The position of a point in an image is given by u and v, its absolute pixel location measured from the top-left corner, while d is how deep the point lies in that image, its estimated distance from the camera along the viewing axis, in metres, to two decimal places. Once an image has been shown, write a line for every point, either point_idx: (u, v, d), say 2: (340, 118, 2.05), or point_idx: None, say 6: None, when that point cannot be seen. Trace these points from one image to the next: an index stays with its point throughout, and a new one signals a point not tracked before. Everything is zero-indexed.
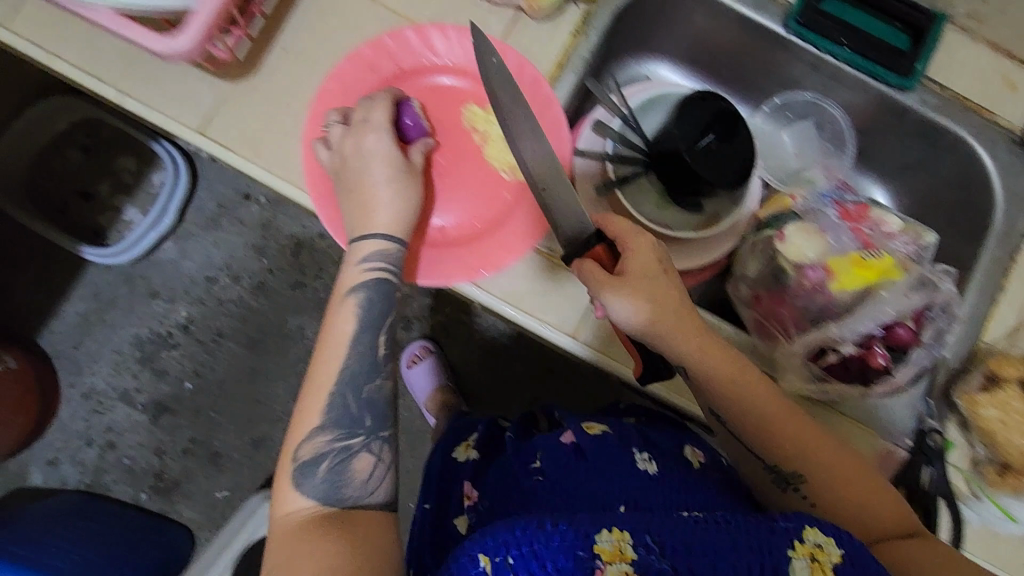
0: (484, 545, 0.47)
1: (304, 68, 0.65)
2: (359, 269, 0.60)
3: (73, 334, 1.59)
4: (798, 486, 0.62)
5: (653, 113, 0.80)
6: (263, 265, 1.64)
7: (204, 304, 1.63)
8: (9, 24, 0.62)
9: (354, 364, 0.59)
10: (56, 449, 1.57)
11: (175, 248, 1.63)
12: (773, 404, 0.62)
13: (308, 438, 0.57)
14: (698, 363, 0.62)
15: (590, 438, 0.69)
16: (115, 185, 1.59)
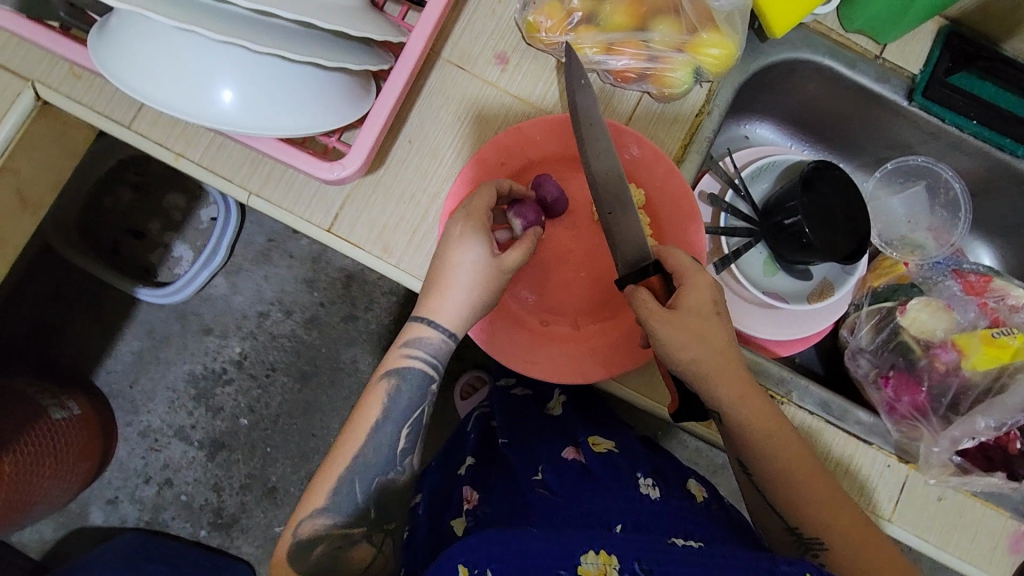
0: (466, 555, 0.51)
1: (427, 158, 0.64)
2: (402, 356, 0.60)
3: (128, 373, 1.47)
4: (815, 552, 0.59)
5: (765, 181, 0.78)
6: (314, 298, 1.48)
7: (256, 339, 1.48)
8: (160, 138, 0.62)
9: (375, 455, 0.59)
10: (115, 487, 1.46)
11: (225, 282, 1.48)
12: (810, 468, 0.59)
13: (309, 516, 0.59)
14: (739, 417, 0.59)
15: (597, 459, 0.74)
16: (166, 224, 1.41)
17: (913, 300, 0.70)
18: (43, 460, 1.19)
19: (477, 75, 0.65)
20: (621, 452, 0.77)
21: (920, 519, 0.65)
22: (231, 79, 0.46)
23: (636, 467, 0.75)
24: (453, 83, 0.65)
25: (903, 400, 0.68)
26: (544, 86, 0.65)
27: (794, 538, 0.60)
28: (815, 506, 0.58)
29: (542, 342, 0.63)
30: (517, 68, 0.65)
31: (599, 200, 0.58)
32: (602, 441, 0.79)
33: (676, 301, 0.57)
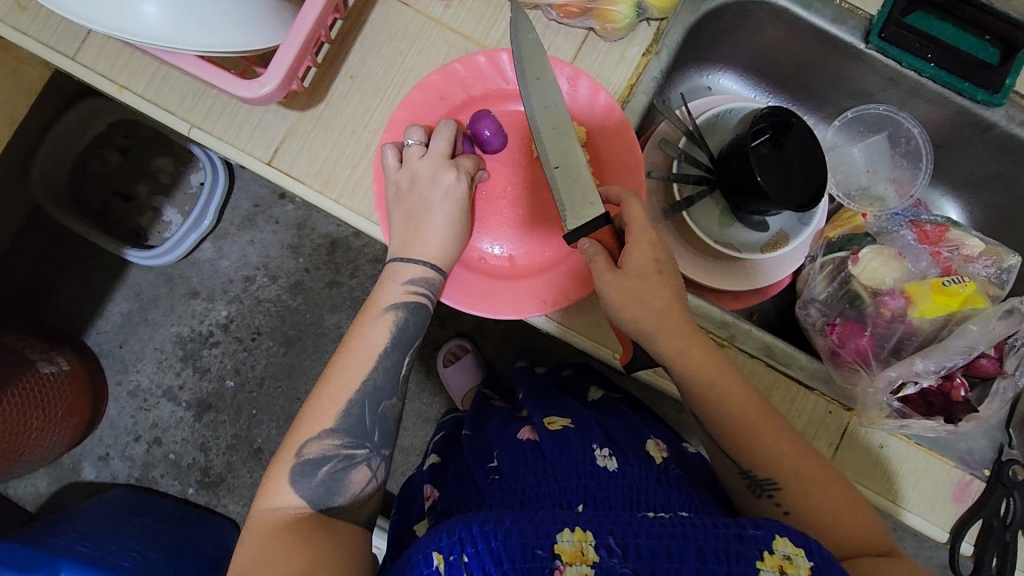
0: (442, 542, 0.49)
1: (368, 95, 0.64)
2: (402, 290, 0.58)
3: (118, 333, 1.49)
4: (771, 493, 0.56)
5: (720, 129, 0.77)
6: (299, 263, 1.50)
7: (242, 303, 1.50)
8: (105, 70, 0.63)
9: (359, 405, 0.55)
10: (106, 444, 1.48)
11: (211, 247, 1.50)
12: (750, 408, 0.58)
13: (315, 438, 0.54)
14: (682, 365, 0.58)
15: (549, 435, 0.71)
16: (154, 187, 1.40)
17: (866, 250, 0.69)
18: (31, 411, 1.20)
19: (420, 11, 0.64)
20: (576, 426, 0.74)
21: (872, 471, 0.65)
22: None
23: (591, 438, 0.71)
24: (395, 19, 0.64)
25: (846, 348, 0.68)
26: (488, 22, 0.65)
27: (748, 481, 0.57)
28: (768, 451, 0.56)
29: (493, 281, 0.64)
30: (462, 4, 0.65)
31: (557, 153, 0.57)
32: (559, 419, 0.76)
33: (622, 262, 0.58)
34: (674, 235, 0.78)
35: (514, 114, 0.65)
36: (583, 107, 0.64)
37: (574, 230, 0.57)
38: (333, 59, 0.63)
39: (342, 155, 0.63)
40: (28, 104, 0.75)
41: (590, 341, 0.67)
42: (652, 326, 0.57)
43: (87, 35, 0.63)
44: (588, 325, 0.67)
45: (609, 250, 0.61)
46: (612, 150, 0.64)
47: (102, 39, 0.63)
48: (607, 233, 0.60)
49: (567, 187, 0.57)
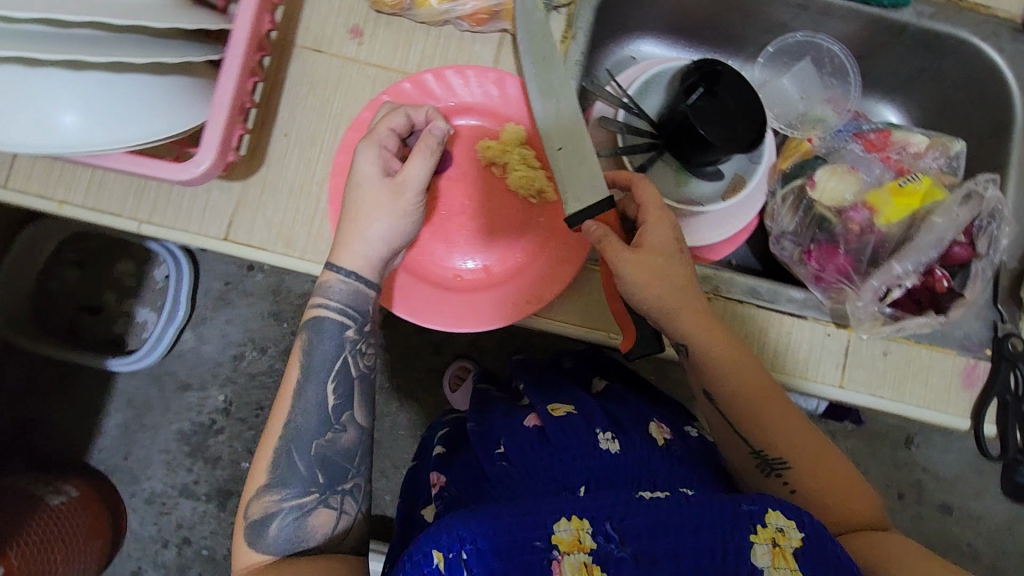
0: (440, 540, 0.45)
1: (305, 148, 0.64)
2: (317, 311, 0.56)
3: (120, 445, 1.46)
4: (780, 472, 0.59)
5: (654, 95, 0.79)
6: (283, 328, 1.48)
7: (237, 383, 1.48)
8: (41, 188, 0.62)
9: (310, 410, 0.54)
10: (135, 559, 1.45)
11: (192, 335, 1.48)
12: (768, 393, 0.60)
13: (257, 495, 0.53)
14: (704, 345, 0.60)
15: (553, 421, 0.70)
16: (121, 291, 1.38)
17: (820, 172, 0.70)
18: (51, 545, 1.17)
19: (336, 54, 0.65)
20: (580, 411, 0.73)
21: (873, 378, 0.66)
22: (72, 104, 0.47)
23: (596, 421, 0.71)
24: (312, 66, 0.65)
25: (825, 269, 0.69)
26: (403, 49, 0.65)
27: (758, 461, 0.60)
28: (783, 435, 0.59)
29: (477, 295, 0.64)
30: (373, 38, 0.65)
31: (559, 136, 0.59)
32: (562, 405, 0.74)
33: (639, 239, 0.59)
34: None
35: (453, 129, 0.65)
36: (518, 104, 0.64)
37: (579, 213, 0.57)
38: (263, 122, 0.64)
39: (298, 212, 0.63)
40: None
41: (600, 327, 0.66)
42: (684, 311, 0.58)
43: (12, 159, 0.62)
44: (583, 313, 0.66)
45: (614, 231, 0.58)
46: None
47: (27, 159, 0.62)
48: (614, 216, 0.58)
49: (570, 172, 0.58)
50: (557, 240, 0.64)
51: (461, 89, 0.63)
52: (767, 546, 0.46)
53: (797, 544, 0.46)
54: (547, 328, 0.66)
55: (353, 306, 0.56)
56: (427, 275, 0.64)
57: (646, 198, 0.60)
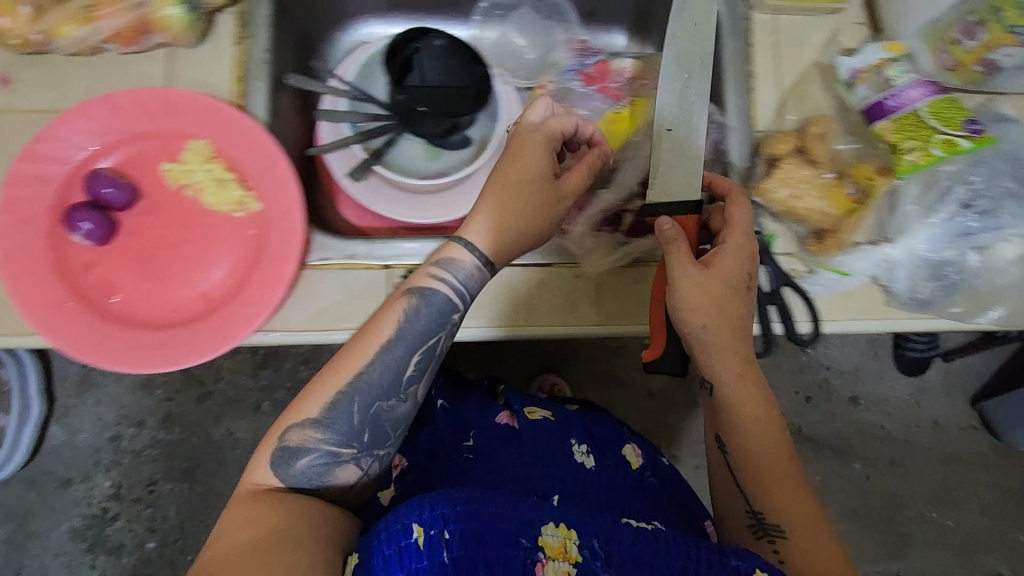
0: (420, 515, 0.51)
1: None
2: (432, 272, 0.58)
3: (8, 563, 1.35)
4: (773, 538, 0.61)
5: (379, 77, 0.77)
6: (158, 396, 1.40)
7: (122, 465, 1.39)
8: None
9: (382, 373, 0.57)
10: None
11: (59, 428, 1.38)
12: (783, 467, 0.62)
13: (299, 425, 0.57)
14: (741, 389, 0.61)
15: (529, 423, 0.76)
16: None
17: None
18: None
19: None
20: (556, 418, 0.79)
21: (632, 310, 0.64)
22: None
23: (572, 432, 0.78)
24: None
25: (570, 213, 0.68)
26: (60, 87, 0.61)
27: (755, 523, 0.62)
28: (791, 507, 0.61)
29: (197, 325, 0.59)
30: (25, 83, 0.60)
31: (671, 118, 0.63)
32: (539, 409, 0.80)
33: (708, 258, 0.58)
34: (369, 192, 0.74)
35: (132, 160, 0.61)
36: (190, 118, 0.60)
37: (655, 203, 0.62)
38: None
39: None
40: None
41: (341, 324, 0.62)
42: (723, 350, 0.59)
43: None
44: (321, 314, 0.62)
45: (688, 236, 0.61)
46: (242, 142, 0.61)
47: None
48: (694, 220, 0.61)
49: (671, 153, 0.62)
50: (272, 257, 0.60)
51: (124, 116, 0.59)
52: None
53: None
54: (288, 341, 0.62)
55: (434, 299, 0.57)
56: (133, 321, 0.58)
57: (735, 217, 0.58)
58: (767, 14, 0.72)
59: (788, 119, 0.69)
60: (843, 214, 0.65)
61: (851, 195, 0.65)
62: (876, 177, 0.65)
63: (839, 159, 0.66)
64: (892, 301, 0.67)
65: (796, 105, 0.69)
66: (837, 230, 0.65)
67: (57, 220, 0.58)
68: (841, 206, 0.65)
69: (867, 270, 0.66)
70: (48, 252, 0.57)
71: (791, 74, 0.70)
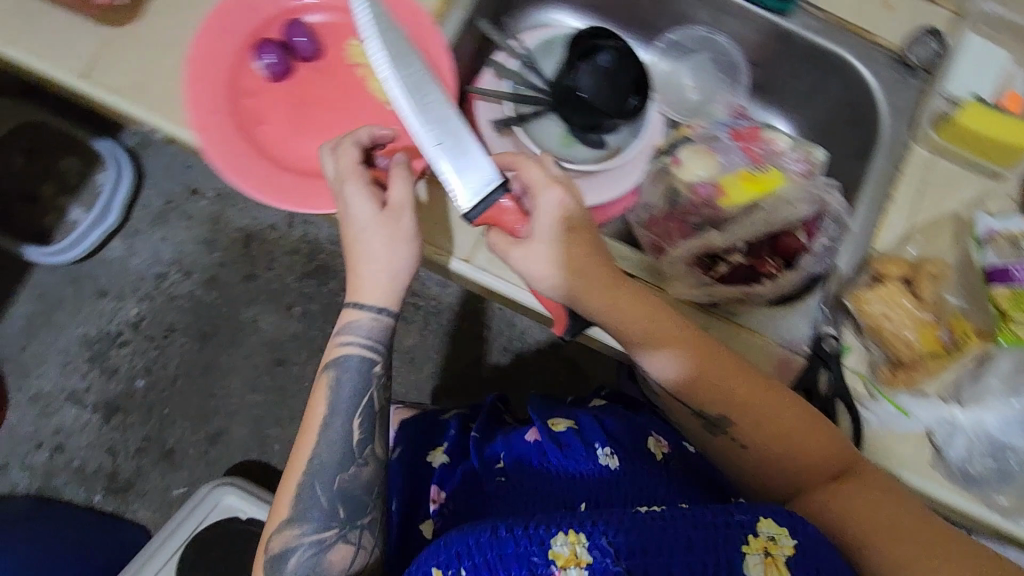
0: (441, 558, 0.57)
1: (180, 8, 0.66)
2: (342, 346, 0.72)
3: (21, 336, 1.58)
4: (726, 428, 0.67)
5: (553, 57, 0.82)
6: (214, 258, 1.64)
7: (154, 301, 1.62)
8: None
9: (332, 446, 0.70)
10: (3, 454, 1.54)
11: (122, 245, 1.63)
12: (733, 376, 0.64)
13: (280, 531, 0.69)
14: (656, 355, 0.65)
15: (550, 436, 0.80)
16: (61, 187, 1.62)
17: (682, 151, 0.74)
18: None
19: None
20: (579, 427, 0.82)
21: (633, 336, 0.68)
22: None
23: (593, 438, 0.80)
24: None
25: (666, 239, 0.71)
26: None
27: (704, 421, 0.67)
28: (746, 410, 0.65)
29: (312, 179, 0.64)
30: None
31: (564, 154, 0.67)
32: (562, 420, 0.84)
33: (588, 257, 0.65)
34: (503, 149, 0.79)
35: (327, 29, 0.68)
36: (391, 15, 0.67)
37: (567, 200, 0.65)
38: None
39: (155, 65, 0.64)
40: None
41: (430, 240, 0.67)
42: (600, 292, 0.63)
43: None
44: None
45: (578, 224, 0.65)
46: (423, 53, 0.67)
47: None
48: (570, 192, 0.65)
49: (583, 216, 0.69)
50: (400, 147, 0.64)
51: None
52: (759, 555, 0.53)
53: (788, 551, 0.54)
54: None
55: (364, 362, 0.72)
56: (264, 152, 0.64)
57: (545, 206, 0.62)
58: (927, 151, 0.73)
59: (909, 251, 0.69)
60: (926, 354, 0.64)
61: (941, 338, 0.64)
62: (973, 336, 0.64)
63: (942, 306, 0.65)
64: (938, 465, 0.64)
65: (922, 241, 0.69)
66: (912, 368, 0.64)
67: (248, 46, 0.66)
68: (927, 345, 0.64)
69: (927, 420, 0.65)
70: (227, 65, 0.64)
71: (927, 213, 0.71)
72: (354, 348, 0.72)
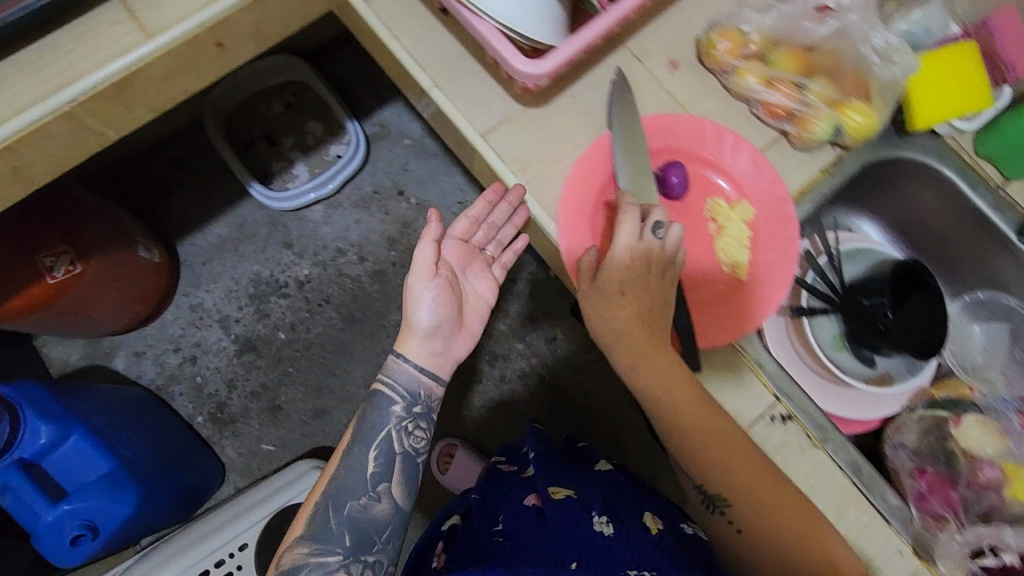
0: None
1: (582, 115, 0.73)
2: (383, 382, 0.81)
3: (206, 251, 1.72)
4: (724, 511, 0.69)
5: (858, 265, 0.87)
6: (390, 256, 1.75)
7: (325, 270, 1.74)
8: (387, 19, 0.74)
9: (353, 477, 0.76)
10: (146, 343, 1.66)
11: (322, 211, 1.77)
12: (729, 449, 0.65)
13: (290, 552, 0.73)
14: (661, 402, 0.66)
15: (550, 503, 0.81)
16: (298, 143, 1.77)
17: (968, 416, 0.78)
18: (110, 282, 1.35)
19: (649, 70, 0.74)
20: (578, 496, 0.82)
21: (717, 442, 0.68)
22: None
23: (593, 507, 0.81)
24: (627, 67, 0.74)
25: (934, 495, 0.74)
26: (699, 95, 0.74)
27: (703, 497, 0.70)
28: (741, 486, 0.65)
29: None
30: (682, 75, 0.74)
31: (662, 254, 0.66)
32: (563, 489, 0.83)
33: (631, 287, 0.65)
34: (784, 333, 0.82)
35: (695, 174, 0.72)
36: (759, 189, 0.71)
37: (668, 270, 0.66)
38: (575, 96, 0.73)
39: (547, 157, 0.72)
40: (301, 25, 0.85)
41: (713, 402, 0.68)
42: (635, 347, 0.65)
43: None
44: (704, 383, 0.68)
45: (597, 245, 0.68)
46: (773, 232, 0.70)
47: None
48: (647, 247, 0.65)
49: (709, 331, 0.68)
50: (717, 315, 0.69)
51: (724, 149, 0.72)
52: None
53: None
54: None
55: (393, 398, 0.80)
56: None
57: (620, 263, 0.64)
58: None
59: None
60: None
61: None
62: None
63: None
64: None
65: None
66: None
67: None
68: None
69: None
70: (603, 177, 0.71)
71: None
72: (391, 381, 0.81)
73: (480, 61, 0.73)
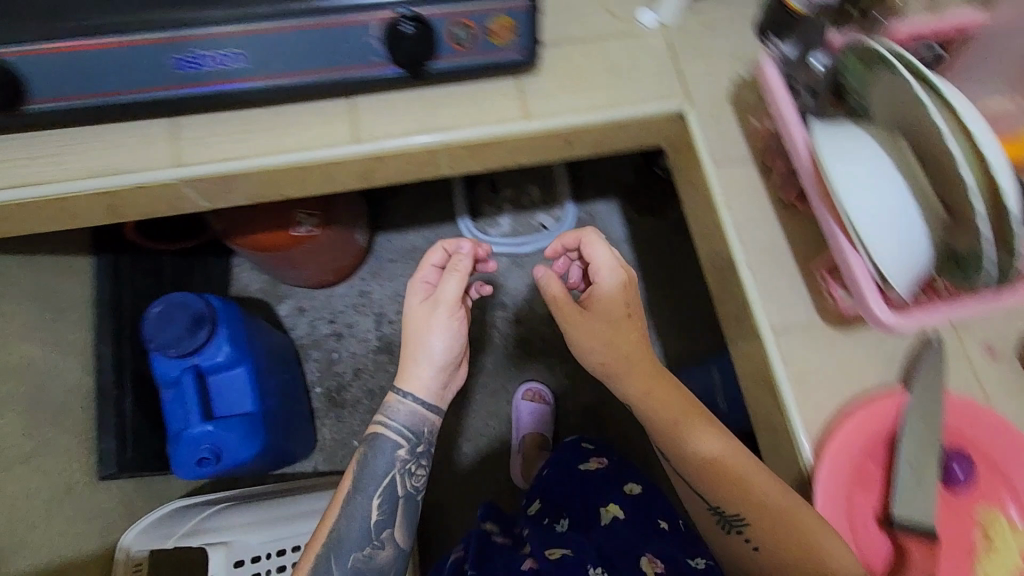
0: None
1: (876, 357, 0.71)
2: (380, 428, 0.88)
3: (397, 251, 1.85)
4: (740, 529, 0.74)
5: None
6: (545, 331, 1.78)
7: None
8: (727, 189, 0.78)
9: (355, 522, 0.85)
10: (310, 303, 1.79)
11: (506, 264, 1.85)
12: (720, 462, 0.74)
13: None
14: (650, 408, 0.77)
15: (549, 565, 0.94)
16: (514, 198, 1.80)
17: None
18: (323, 250, 1.48)
19: (965, 346, 0.71)
20: (574, 555, 0.95)
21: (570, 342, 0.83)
22: (881, 199, 0.61)
23: (588, 560, 0.94)
24: (943, 336, 0.71)
25: None
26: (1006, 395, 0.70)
27: (719, 517, 0.76)
28: (749, 504, 0.71)
29: None
30: (997, 367, 0.71)
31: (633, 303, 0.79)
32: (560, 550, 0.96)
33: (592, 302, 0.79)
34: None
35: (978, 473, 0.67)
36: None
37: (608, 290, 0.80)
38: (878, 336, 0.72)
39: (829, 382, 0.70)
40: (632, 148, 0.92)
41: None
42: (639, 379, 0.77)
43: (731, 157, 0.80)
44: None
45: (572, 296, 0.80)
46: None
47: (736, 171, 0.79)
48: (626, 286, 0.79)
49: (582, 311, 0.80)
50: None
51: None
52: None
53: None
54: None
55: (393, 433, 0.87)
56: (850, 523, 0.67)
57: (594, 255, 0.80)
58: None
59: None
60: None
61: None
62: None
63: None
64: None
65: None
66: None
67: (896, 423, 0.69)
68: None
69: None
70: (879, 436, 0.68)
71: None
72: (390, 422, 0.87)
73: (798, 264, 0.75)
